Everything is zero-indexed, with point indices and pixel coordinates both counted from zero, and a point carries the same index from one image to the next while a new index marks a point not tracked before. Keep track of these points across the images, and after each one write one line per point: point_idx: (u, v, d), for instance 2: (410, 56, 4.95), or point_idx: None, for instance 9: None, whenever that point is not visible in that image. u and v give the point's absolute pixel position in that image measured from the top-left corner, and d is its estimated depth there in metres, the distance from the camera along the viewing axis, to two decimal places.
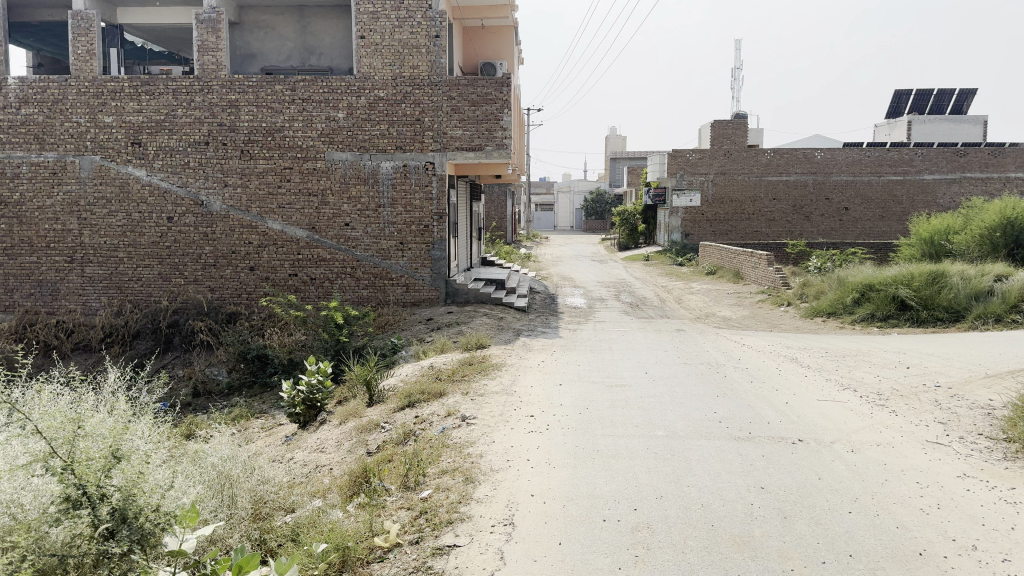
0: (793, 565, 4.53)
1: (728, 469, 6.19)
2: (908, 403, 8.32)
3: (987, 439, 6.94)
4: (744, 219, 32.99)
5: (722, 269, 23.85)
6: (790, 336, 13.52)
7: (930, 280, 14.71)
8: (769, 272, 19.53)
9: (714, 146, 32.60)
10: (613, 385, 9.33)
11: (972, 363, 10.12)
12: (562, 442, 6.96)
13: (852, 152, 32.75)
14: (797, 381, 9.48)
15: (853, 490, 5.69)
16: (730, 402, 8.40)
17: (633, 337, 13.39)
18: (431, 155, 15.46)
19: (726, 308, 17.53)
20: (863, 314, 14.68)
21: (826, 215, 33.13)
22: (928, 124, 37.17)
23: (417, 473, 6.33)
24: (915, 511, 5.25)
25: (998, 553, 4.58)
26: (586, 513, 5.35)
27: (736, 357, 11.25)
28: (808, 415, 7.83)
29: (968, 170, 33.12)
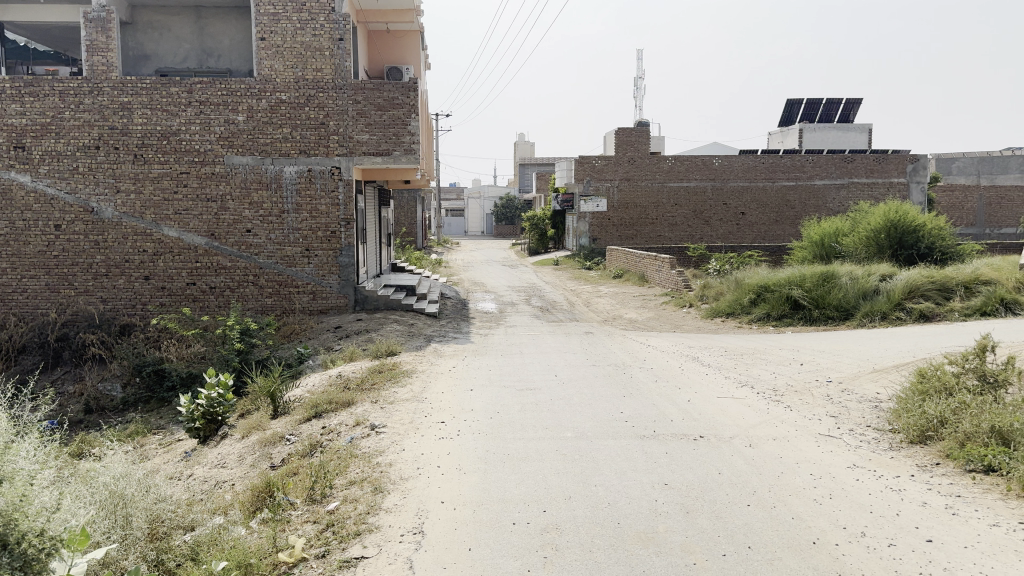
0: (695, 559, 4.64)
1: (634, 467, 6.32)
2: (802, 398, 8.70)
3: (874, 430, 7.32)
4: (648, 224, 33.96)
5: (628, 272, 24.37)
6: (693, 336, 13.93)
7: (820, 280, 15.39)
8: (672, 274, 20.08)
9: (619, 153, 33.51)
10: (523, 388, 9.38)
11: (859, 359, 10.63)
12: (472, 447, 6.95)
13: (747, 159, 34.05)
14: (700, 379, 9.75)
15: (753, 484, 5.89)
16: (636, 401, 8.58)
17: (543, 341, 13.50)
18: (336, 159, 15.18)
19: (632, 310, 17.93)
20: (760, 313, 15.29)
21: (724, 220, 34.31)
22: (818, 133, 38.85)
23: (324, 485, 6.16)
24: (809, 502, 5.49)
25: (885, 539, 4.82)
26: (495, 517, 5.35)
27: (642, 358, 11.48)
28: (708, 411, 8.08)
29: (856, 175, 34.73)
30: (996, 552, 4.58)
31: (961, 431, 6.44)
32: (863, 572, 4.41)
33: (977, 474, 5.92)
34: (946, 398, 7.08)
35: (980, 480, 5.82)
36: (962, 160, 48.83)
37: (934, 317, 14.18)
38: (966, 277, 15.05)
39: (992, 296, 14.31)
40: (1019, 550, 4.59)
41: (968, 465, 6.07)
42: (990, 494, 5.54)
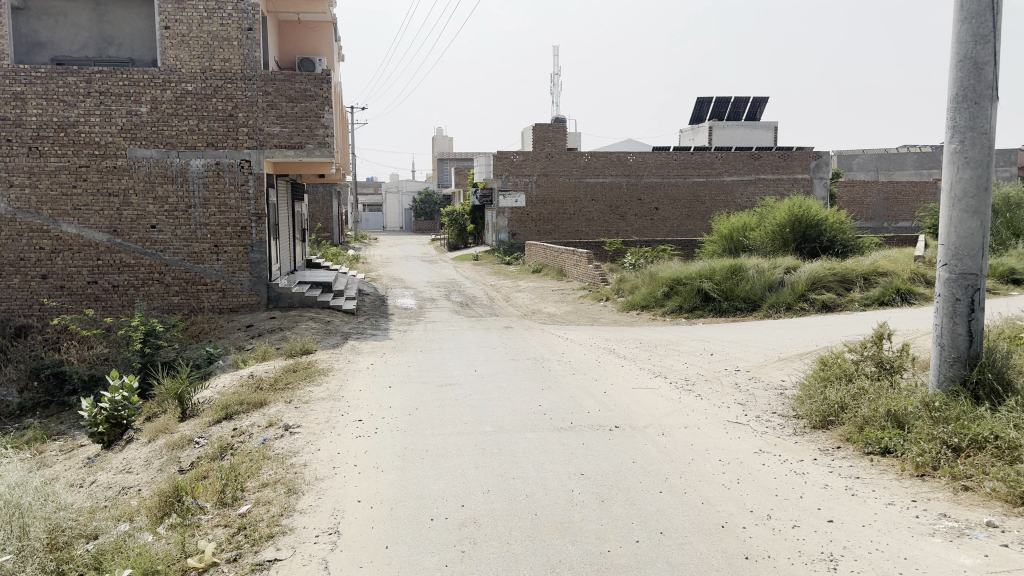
0: (610, 546, 4.73)
1: (551, 459, 6.38)
2: (712, 386, 8.99)
3: (779, 417, 7.61)
4: (565, 219, 34.37)
5: (546, 267, 24.62)
6: (610, 329, 14.16)
7: (729, 273, 15.89)
8: (588, 269, 20.39)
9: (536, 149, 33.78)
10: (442, 384, 9.34)
11: (767, 348, 11.04)
12: (390, 445, 6.89)
13: (660, 156, 34.85)
14: (615, 371, 9.91)
15: (665, 471, 6.04)
16: (553, 394, 8.66)
17: (462, 336, 13.50)
18: (246, 153, 14.75)
19: (550, 304, 18.12)
20: (672, 306, 15.67)
21: (639, 215, 35.01)
22: (726, 131, 40.12)
23: (235, 488, 5.98)
24: (718, 487, 5.66)
25: (789, 521, 5.03)
26: (413, 514, 5.32)
27: (560, 351, 11.58)
28: (623, 402, 8.24)
29: (763, 171, 35.93)
30: (890, 529, 4.84)
31: (860, 416, 6.77)
32: (769, 552, 4.58)
33: (874, 456, 6.24)
34: (846, 384, 7.43)
35: (878, 461, 6.13)
36: (861, 157, 51.13)
37: (835, 307, 14.84)
38: (865, 269, 15.81)
39: (888, 287, 15.08)
40: (911, 526, 4.87)
41: (867, 447, 6.39)
42: (886, 474, 5.85)
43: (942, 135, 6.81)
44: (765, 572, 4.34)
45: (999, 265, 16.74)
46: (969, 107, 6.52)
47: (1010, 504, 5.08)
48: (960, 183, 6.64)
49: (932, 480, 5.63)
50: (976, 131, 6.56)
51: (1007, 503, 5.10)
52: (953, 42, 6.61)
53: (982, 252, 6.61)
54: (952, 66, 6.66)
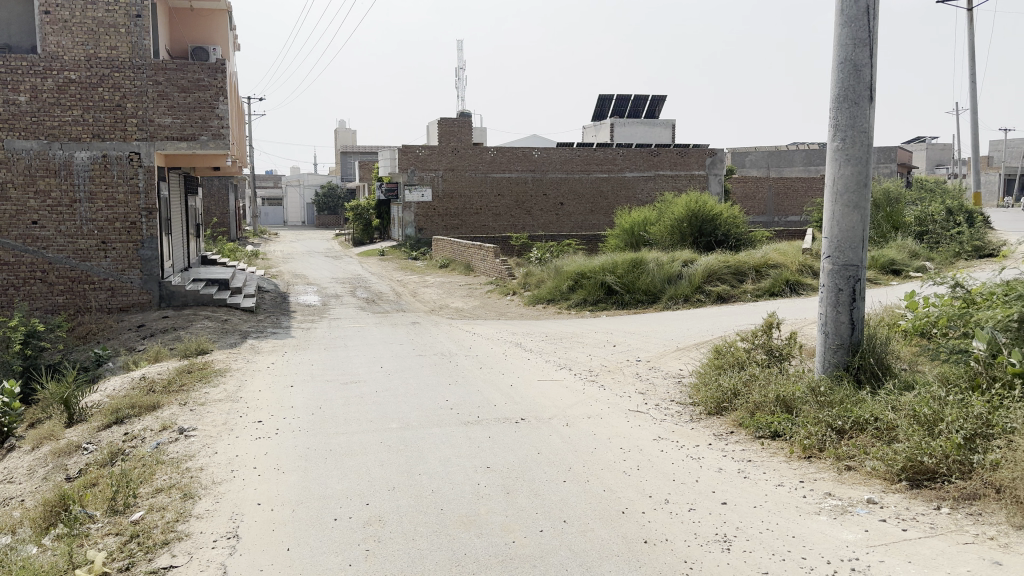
0: (514, 537, 4.79)
1: (457, 453, 6.40)
2: (614, 376, 9.23)
3: (677, 404, 7.88)
4: (472, 214, 34.42)
5: (454, 261, 24.60)
6: (516, 323, 14.29)
7: (631, 266, 16.27)
8: (495, 263, 20.50)
9: (441, 143, 33.69)
10: (346, 381, 9.23)
11: (666, 339, 11.39)
12: (293, 445, 6.76)
13: (564, 151, 35.32)
14: (522, 365, 10.01)
15: (569, 461, 6.16)
16: (459, 389, 8.68)
17: (368, 332, 13.34)
18: (135, 144, 14.09)
19: (458, 299, 18.12)
20: (577, 299, 15.95)
21: (545, 210, 35.39)
22: (626, 129, 41.36)
23: (127, 495, 5.73)
24: (619, 474, 5.82)
25: (686, 504, 5.22)
26: (316, 515, 5.23)
27: (467, 346, 11.59)
28: (529, 394, 8.35)
29: (662, 168, 36.85)
30: (780, 509, 5.09)
31: (751, 401, 7.08)
32: (667, 536, 4.74)
33: (765, 439, 6.55)
34: (739, 371, 7.76)
35: (768, 445, 6.43)
36: (753, 154, 53.07)
37: (730, 298, 15.46)
38: (757, 261, 16.47)
39: (778, 278, 15.81)
40: (799, 506, 5.13)
41: (758, 431, 6.69)
42: (776, 456, 6.15)
43: (825, 133, 7.17)
44: (664, 555, 4.50)
45: (880, 257, 17.75)
46: (849, 107, 6.89)
47: (888, 481, 5.43)
48: (842, 179, 7.02)
49: (818, 461, 5.95)
50: (856, 130, 6.95)
51: (886, 480, 5.45)
52: (835, 45, 6.97)
53: (861, 244, 7.02)
54: (834, 68, 7.02)
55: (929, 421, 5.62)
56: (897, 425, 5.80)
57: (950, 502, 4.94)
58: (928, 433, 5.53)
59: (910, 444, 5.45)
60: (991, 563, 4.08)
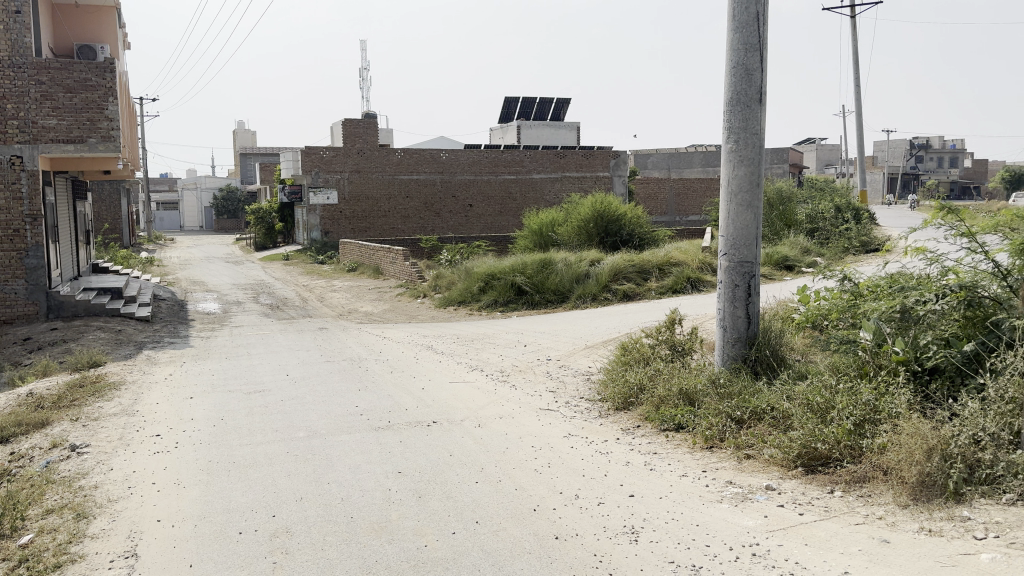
0: (426, 541, 4.78)
1: (368, 460, 6.33)
2: (525, 376, 9.32)
3: (586, 401, 8.02)
4: (380, 216, 34.04)
5: (362, 265, 24.30)
6: (427, 326, 14.25)
7: (540, 267, 16.45)
8: (405, 266, 20.38)
9: (346, 144, 33.16)
10: (251, 391, 8.98)
11: (575, 337, 11.60)
12: (195, 459, 6.52)
13: (472, 153, 35.37)
14: (433, 367, 9.98)
15: (481, 461, 6.19)
16: (370, 394, 8.58)
17: (273, 339, 13.03)
18: (17, 147, 13.28)
19: (367, 303, 17.90)
20: (488, 300, 15.98)
21: (453, 212, 35.39)
22: (533, 130, 41.76)
23: (13, 517, 5.39)
24: (530, 472, 5.88)
25: (596, 498, 5.33)
26: (220, 529, 5.08)
27: (377, 350, 11.46)
28: (440, 397, 8.34)
29: (568, 169, 37.40)
30: (685, 499, 5.26)
31: (656, 395, 7.29)
32: (577, 531, 4.83)
33: (670, 432, 6.75)
34: (644, 366, 7.97)
35: (673, 437, 6.63)
36: (654, 156, 54.57)
37: (636, 296, 15.86)
38: (660, 259, 16.95)
39: (680, 276, 16.32)
40: (702, 495, 5.32)
41: (663, 424, 6.89)
42: (681, 448, 6.35)
43: (720, 135, 7.45)
44: (575, 549, 4.58)
45: (775, 253, 18.54)
46: (742, 110, 7.19)
47: (784, 467, 5.68)
48: (736, 180, 7.31)
49: (719, 450, 6.18)
50: (748, 132, 7.25)
51: (782, 466, 5.71)
52: (727, 50, 7.26)
53: (755, 241, 7.33)
54: (727, 72, 7.31)
55: (821, 408, 5.92)
56: (792, 413, 6.08)
57: (842, 485, 5.22)
58: (820, 421, 5.82)
59: (805, 431, 5.72)
60: (880, 541, 4.33)
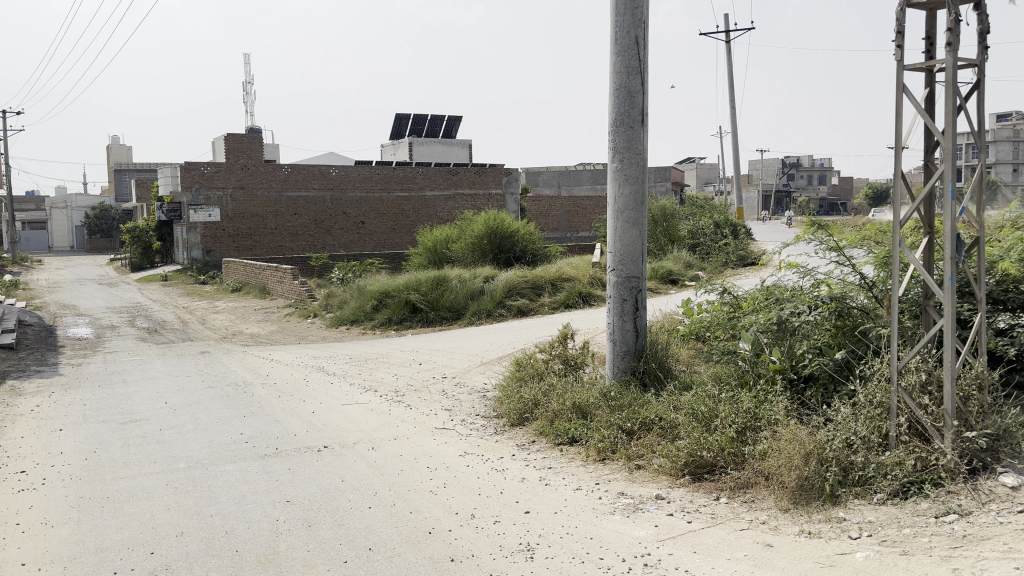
0: (317, 571, 4.62)
1: (254, 489, 6.07)
2: (420, 395, 9.18)
3: (482, 418, 7.98)
4: (266, 234, 33.08)
5: (247, 285, 23.49)
6: (317, 347, 13.88)
7: (434, 284, 16.34)
8: (294, 285, 19.84)
9: (229, 160, 32.10)
10: (127, 421, 8.46)
11: (469, 354, 11.57)
12: (64, 496, 6.07)
13: (363, 169, 34.92)
14: (324, 390, 9.70)
15: (373, 486, 6.04)
16: (256, 420, 8.24)
17: (151, 365, 12.37)
18: None
19: (252, 324, 17.29)
20: (381, 319, 15.71)
21: (344, 229, 34.79)
22: (425, 147, 41.89)
23: None
24: (425, 494, 5.79)
25: (491, 517, 5.29)
26: (92, 571, 4.73)
27: (264, 374, 11.04)
28: (331, 420, 8.12)
29: (461, 186, 37.48)
30: (579, 512, 5.30)
31: (550, 410, 7.34)
32: (472, 551, 4.78)
33: (564, 446, 6.79)
34: (538, 382, 8.02)
35: (567, 451, 6.68)
36: (545, 174, 55.61)
37: (529, 312, 16.02)
38: (552, 274, 17.21)
39: (572, 291, 16.62)
40: (595, 508, 5.37)
41: (557, 439, 6.93)
42: (574, 461, 6.40)
43: (606, 155, 7.63)
44: (471, 571, 4.53)
45: (660, 268, 19.13)
46: (626, 130, 7.39)
47: (673, 476, 5.81)
48: (621, 198, 7.49)
49: (611, 463, 6.26)
50: (632, 152, 7.45)
51: (671, 475, 5.83)
52: (610, 72, 7.44)
53: (642, 256, 7.54)
54: (611, 93, 7.50)
55: (706, 417, 6.10)
56: (679, 422, 6.25)
57: (727, 492, 5.38)
58: (705, 429, 5.99)
59: (691, 440, 5.87)
60: (764, 545, 4.49)
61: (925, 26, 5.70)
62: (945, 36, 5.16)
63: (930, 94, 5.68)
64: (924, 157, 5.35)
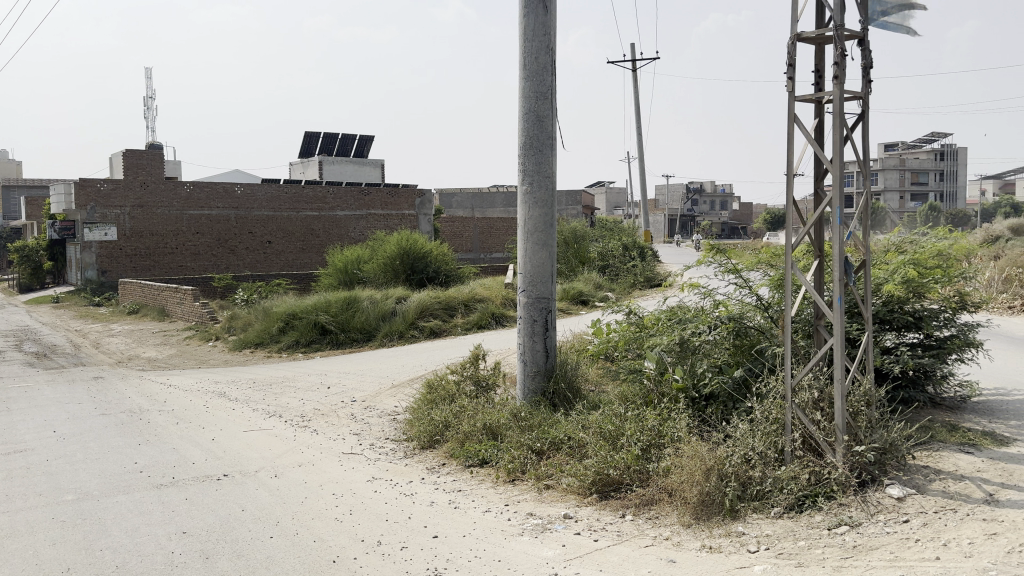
0: None
1: (148, 521, 5.79)
2: (327, 420, 8.98)
3: (391, 442, 7.87)
4: (166, 254, 31.95)
5: (145, 307, 22.55)
6: (218, 371, 13.42)
7: (344, 305, 16.09)
8: (195, 307, 19.16)
9: (127, 176, 30.94)
10: (9, 452, 7.95)
11: (377, 377, 11.39)
12: None
13: (270, 188, 34.19)
14: (226, 416, 9.36)
15: (276, 515, 5.86)
16: (152, 449, 7.89)
17: (39, 392, 11.69)
18: None
19: (150, 348, 16.58)
20: (288, 341, 15.34)
21: (250, 249, 33.89)
22: (336, 166, 41.40)
23: None
24: (331, 522, 5.66)
25: (398, 543, 5.20)
26: None
27: (160, 400, 10.57)
28: (233, 447, 7.85)
29: (373, 207, 37.16)
30: (487, 535, 5.27)
31: (460, 432, 7.31)
32: None
33: (474, 467, 6.76)
34: (449, 404, 7.98)
35: (477, 472, 6.65)
36: (458, 195, 55.83)
37: (442, 333, 15.96)
38: (465, 295, 17.23)
39: (485, 312, 16.67)
40: (504, 530, 5.35)
41: (467, 461, 6.89)
42: (484, 483, 6.37)
43: (515, 177, 7.71)
44: None
45: (571, 289, 19.42)
46: (535, 153, 7.49)
47: (580, 495, 5.84)
48: (531, 220, 7.58)
49: (521, 483, 6.26)
50: (541, 175, 7.55)
51: (579, 494, 5.86)
52: (519, 96, 7.55)
53: (551, 278, 7.63)
54: (521, 117, 7.60)
55: (613, 435, 6.20)
56: (587, 441, 6.33)
57: (632, 509, 5.45)
58: (612, 447, 6.09)
59: (598, 459, 5.94)
60: (667, 561, 4.57)
61: (814, 59, 6.01)
62: (833, 70, 5.44)
63: (819, 124, 5.98)
64: (815, 184, 5.60)
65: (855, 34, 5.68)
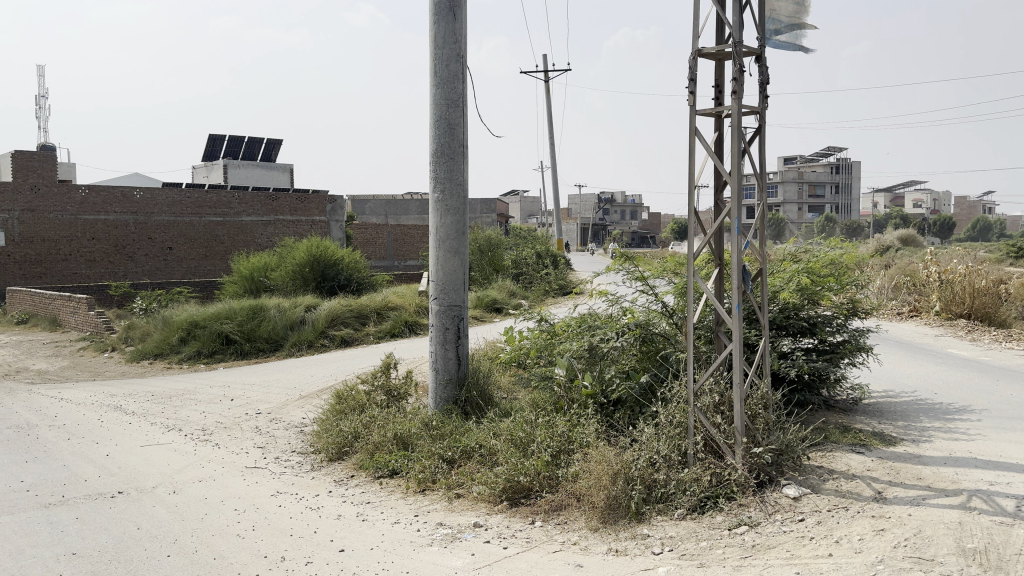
0: None
1: (34, 543, 5.48)
2: (230, 433, 8.70)
3: (298, 454, 7.70)
4: (59, 260, 30.57)
5: (36, 317, 21.39)
6: (114, 384, 12.84)
7: (250, 314, 15.67)
8: (90, 317, 18.31)
9: (17, 179, 29.53)
10: None
11: (284, 389, 11.09)
12: None
13: (172, 193, 32.99)
14: (120, 431, 8.95)
15: (173, 532, 5.65)
16: (40, 466, 7.48)
17: None
18: None
19: (40, 360, 15.75)
20: (190, 351, 14.81)
21: (151, 255, 32.59)
22: (243, 170, 40.32)
23: None
24: (232, 538, 5.49)
25: (303, 558, 5.09)
26: None
27: (49, 416, 10.03)
28: (130, 463, 7.53)
29: (282, 212, 36.34)
30: (395, 547, 5.21)
31: (370, 442, 7.21)
32: None
33: (383, 478, 6.68)
34: (359, 414, 7.86)
35: (386, 483, 6.57)
36: (371, 202, 55.32)
37: (353, 341, 15.73)
38: (378, 304, 17.07)
39: (397, 320, 16.57)
40: (412, 540, 5.31)
41: (376, 471, 6.80)
42: (394, 494, 6.29)
43: (427, 185, 7.69)
44: None
45: (484, 296, 19.46)
46: (447, 160, 7.50)
47: (490, 503, 5.84)
48: (443, 227, 7.56)
49: (431, 493, 6.21)
50: (453, 183, 7.55)
51: (489, 502, 5.86)
52: (430, 104, 7.54)
53: (463, 286, 7.63)
54: (432, 125, 7.59)
55: (523, 442, 6.25)
56: (497, 449, 6.36)
57: (542, 515, 5.49)
58: (522, 454, 6.14)
59: (508, 466, 5.96)
60: (574, 566, 4.62)
61: (715, 75, 6.22)
62: (731, 85, 5.64)
63: (719, 138, 6.19)
64: (716, 195, 5.79)
65: (752, 51, 5.91)
